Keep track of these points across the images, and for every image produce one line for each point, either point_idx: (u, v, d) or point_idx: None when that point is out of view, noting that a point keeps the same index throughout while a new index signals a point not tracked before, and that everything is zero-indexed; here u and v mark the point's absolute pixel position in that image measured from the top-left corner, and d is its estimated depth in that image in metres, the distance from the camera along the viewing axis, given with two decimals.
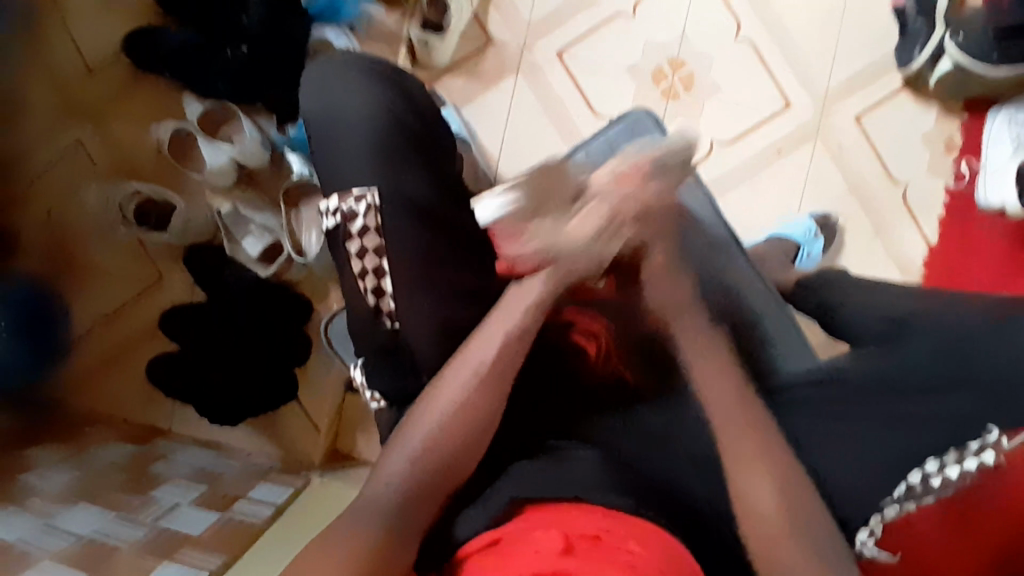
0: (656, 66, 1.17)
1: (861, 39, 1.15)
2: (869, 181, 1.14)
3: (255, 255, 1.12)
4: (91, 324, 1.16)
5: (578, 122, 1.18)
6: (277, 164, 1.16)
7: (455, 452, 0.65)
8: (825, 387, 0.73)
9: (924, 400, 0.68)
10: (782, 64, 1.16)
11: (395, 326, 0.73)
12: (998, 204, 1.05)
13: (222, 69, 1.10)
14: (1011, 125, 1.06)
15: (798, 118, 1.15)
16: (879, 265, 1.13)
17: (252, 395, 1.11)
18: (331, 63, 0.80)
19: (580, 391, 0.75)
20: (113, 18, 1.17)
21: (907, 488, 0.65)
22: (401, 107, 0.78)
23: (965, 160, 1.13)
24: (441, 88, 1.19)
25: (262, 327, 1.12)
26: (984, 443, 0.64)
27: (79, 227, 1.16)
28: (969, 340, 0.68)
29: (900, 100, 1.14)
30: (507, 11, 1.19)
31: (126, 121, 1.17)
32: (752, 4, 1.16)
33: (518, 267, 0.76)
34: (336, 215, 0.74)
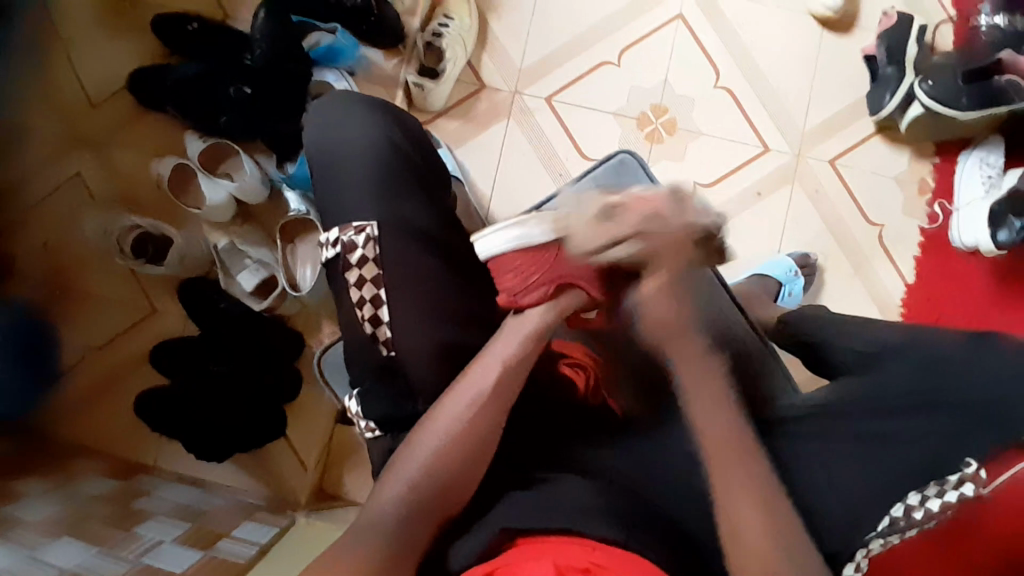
0: (640, 111, 1.22)
1: (835, 88, 1.21)
2: (846, 221, 1.19)
3: (250, 289, 1.14)
4: (82, 356, 1.16)
5: (567, 163, 1.22)
6: (275, 201, 1.19)
7: (450, 485, 0.66)
8: (818, 419, 0.74)
9: (907, 435, 0.71)
10: (760, 110, 1.21)
11: (391, 354, 0.74)
12: (971, 242, 1.10)
13: (225, 107, 1.13)
14: (983, 166, 1.13)
15: (778, 162, 1.20)
16: (862, 303, 1.16)
17: (240, 428, 1.11)
18: (332, 104, 0.83)
19: (573, 420, 0.77)
20: (118, 58, 1.21)
21: (890, 521, 0.68)
22: (401, 146, 0.81)
23: (938, 202, 1.17)
24: (435, 128, 1.23)
25: (256, 360, 1.13)
26: (964, 477, 0.68)
27: (77, 259, 1.18)
28: (946, 374, 0.72)
29: (875, 144, 1.19)
30: (499, 58, 1.25)
31: (127, 156, 1.20)
32: (731, 55, 1.22)
33: (521, 298, 0.76)
34: (335, 246, 0.76)
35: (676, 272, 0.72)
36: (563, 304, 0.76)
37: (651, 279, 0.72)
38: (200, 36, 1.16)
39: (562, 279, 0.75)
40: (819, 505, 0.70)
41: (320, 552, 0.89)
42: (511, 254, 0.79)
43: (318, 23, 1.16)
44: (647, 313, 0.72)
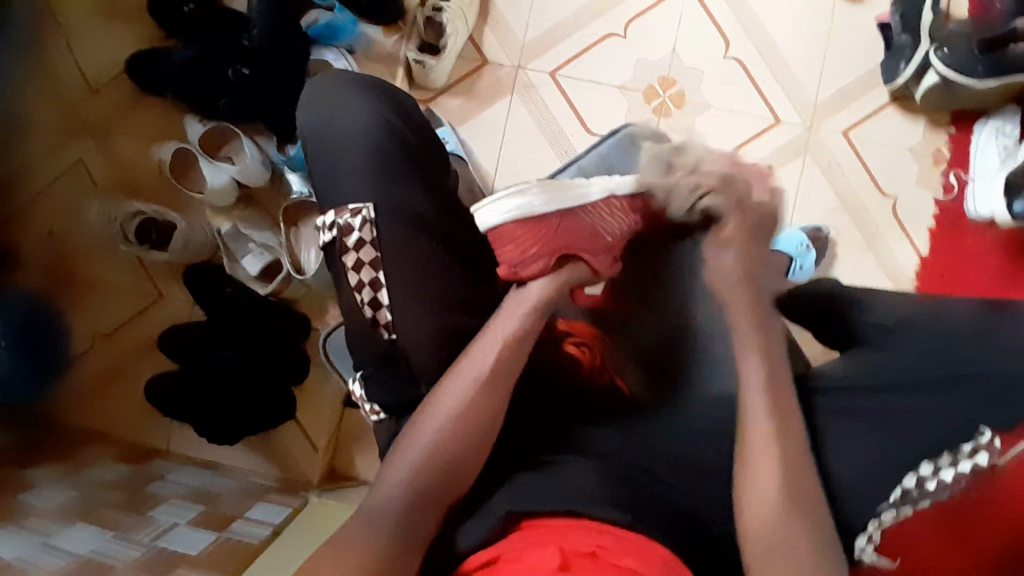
0: (648, 85, 1.20)
1: (848, 56, 1.17)
2: (859, 194, 1.16)
3: (255, 273, 1.13)
4: (90, 342, 1.17)
5: (572, 139, 1.20)
6: (278, 184, 1.18)
7: (455, 468, 0.66)
8: (828, 394, 0.73)
9: (922, 409, 0.69)
10: (770, 80, 1.18)
11: (392, 338, 0.73)
12: (987, 213, 1.07)
13: (223, 91, 1.12)
14: (999, 136, 1.10)
15: (788, 134, 1.17)
16: (874, 277, 1.14)
17: (250, 411, 1.12)
18: (330, 85, 0.81)
19: (580, 403, 0.76)
20: (115, 42, 1.19)
21: (903, 492, 0.68)
22: (399, 129, 0.79)
23: (954, 172, 1.14)
24: (437, 107, 1.21)
25: (260, 344, 1.13)
26: (978, 446, 0.68)
27: (82, 249, 1.18)
28: (959, 350, 0.70)
29: (888, 115, 1.16)
30: (501, 32, 1.22)
31: (127, 141, 1.19)
32: (739, 23, 1.19)
33: (521, 269, 0.79)
34: (331, 230, 0.75)
35: (751, 232, 0.80)
36: (564, 277, 0.79)
37: (725, 227, 0.80)
38: (198, 17, 1.14)
39: (559, 250, 0.81)
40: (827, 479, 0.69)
41: (332, 533, 0.89)
42: (512, 223, 0.83)
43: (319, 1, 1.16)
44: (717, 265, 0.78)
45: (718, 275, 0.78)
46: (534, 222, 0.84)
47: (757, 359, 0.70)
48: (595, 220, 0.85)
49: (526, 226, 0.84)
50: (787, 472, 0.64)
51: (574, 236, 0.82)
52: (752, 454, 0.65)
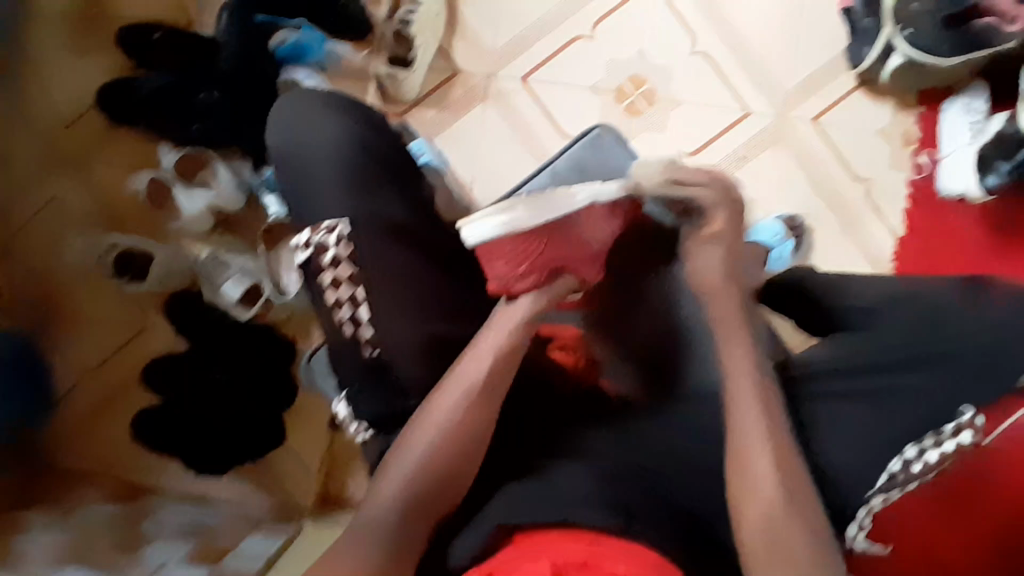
0: (619, 85, 1.20)
1: (814, 43, 1.18)
2: (834, 179, 1.17)
3: (236, 298, 1.12)
4: (78, 377, 1.15)
5: (548, 143, 1.20)
6: (255, 208, 1.17)
7: (447, 482, 0.66)
8: (820, 375, 0.72)
9: (909, 390, 0.69)
10: (739, 73, 1.19)
11: (376, 353, 0.72)
12: (958, 191, 1.08)
13: (194, 116, 1.11)
14: (968, 112, 1.11)
15: (759, 124, 1.18)
16: (852, 260, 1.15)
17: (241, 438, 1.12)
18: (296, 104, 0.80)
19: (566, 405, 0.76)
20: (85, 74, 1.18)
21: (890, 477, 0.68)
22: (370, 145, 0.78)
23: (925, 152, 1.15)
24: (411, 119, 1.21)
25: (250, 368, 1.12)
26: (960, 425, 0.69)
27: (59, 283, 1.13)
28: (943, 326, 0.70)
29: (858, 99, 1.17)
30: (471, 42, 1.22)
31: (105, 174, 1.18)
32: (705, 19, 1.19)
33: (513, 284, 0.76)
34: (307, 248, 0.74)
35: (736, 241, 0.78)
36: (552, 291, 0.78)
37: (711, 225, 0.78)
38: (167, 44, 1.14)
39: (553, 264, 0.77)
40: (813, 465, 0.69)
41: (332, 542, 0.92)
42: (503, 241, 0.74)
43: (285, 19, 1.11)
44: (698, 263, 0.78)
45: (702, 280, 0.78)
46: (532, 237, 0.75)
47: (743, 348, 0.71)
48: (581, 226, 0.78)
49: (521, 240, 0.75)
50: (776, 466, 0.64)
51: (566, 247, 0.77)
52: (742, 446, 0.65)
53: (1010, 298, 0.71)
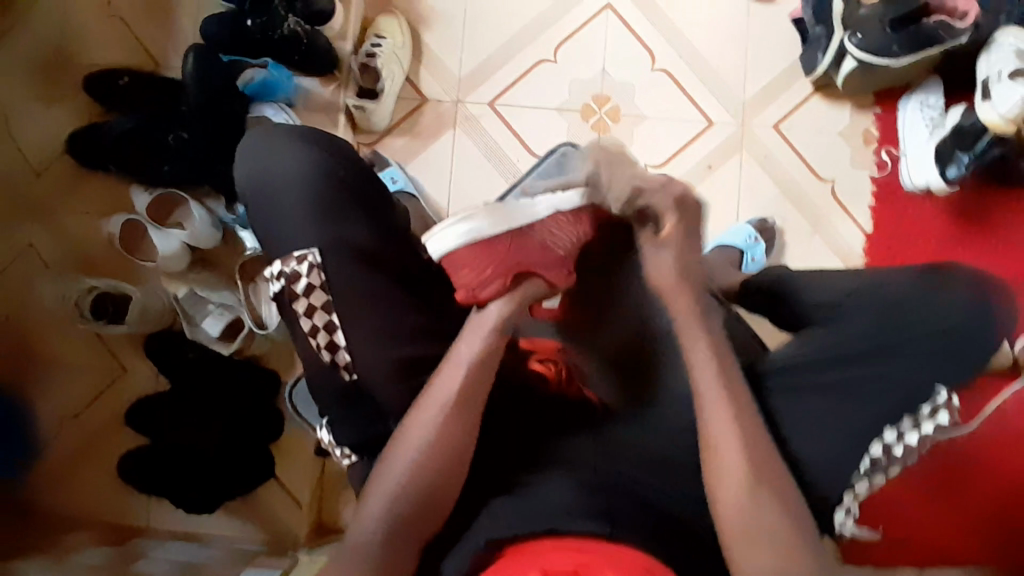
0: (584, 103, 1.23)
1: (769, 54, 1.22)
2: (798, 182, 1.19)
3: (216, 335, 1.11)
4: (59, 426, 1.14)
5: (518, 162, 1.22)
6: (229, 241, 1.18)
7: (429, 496, 0.65)
8: (785, 373, 0.73)
9: (881, 374, 0.71)
10: (699, 87, 1.22)
11: (354, 377, 0.73)
12: (923, 183, 1.12)
13: (166, 157, 1.11)
14: (923, 109, 1.14)
15: (721, 134, 1.21)
16: (824, 258, 1.17)
17: (229, 476, 1.10)
18: (264, 136, 0.78)
19: (547, 417, 0.76)
20: (54, 123, 1.19)
21: (872, 462, 0.70)
22: (337, 174, 0.76)
23: (885, 149, 1.18)
24: (383, 148, 1.23)
25: (233, 405, 1.11)
26: (937, 406, 0.70)
27: (38, 329, 1.14)
28: (907, 313, 0.73)
29: (815, 104, 1.21)
30: (437, 70, 1.25)
31: (77, 219, 1.18)
32: (662, 36, 1.23)
33: (478, 292, 0.74)
34: (279, 279, 0.73)
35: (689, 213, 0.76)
36: (520, 294, 0.75)
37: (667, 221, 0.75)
38: (132, 88, 1.14)
39: (516, 268, 0.75)
40: (790, 457, 0.70)
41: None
42: (464, 248, 0.78)
43: (250, 58, 1.11)
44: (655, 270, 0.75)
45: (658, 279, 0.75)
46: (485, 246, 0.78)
47: (705, 346, 0.70)
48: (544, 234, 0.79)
49: (477, 250, 0.78)
50: (747, 458, 0.65)
51: (529, 252, 0.77)
52: (717, 431, 0.66)
53: (963, 280, 0.75)
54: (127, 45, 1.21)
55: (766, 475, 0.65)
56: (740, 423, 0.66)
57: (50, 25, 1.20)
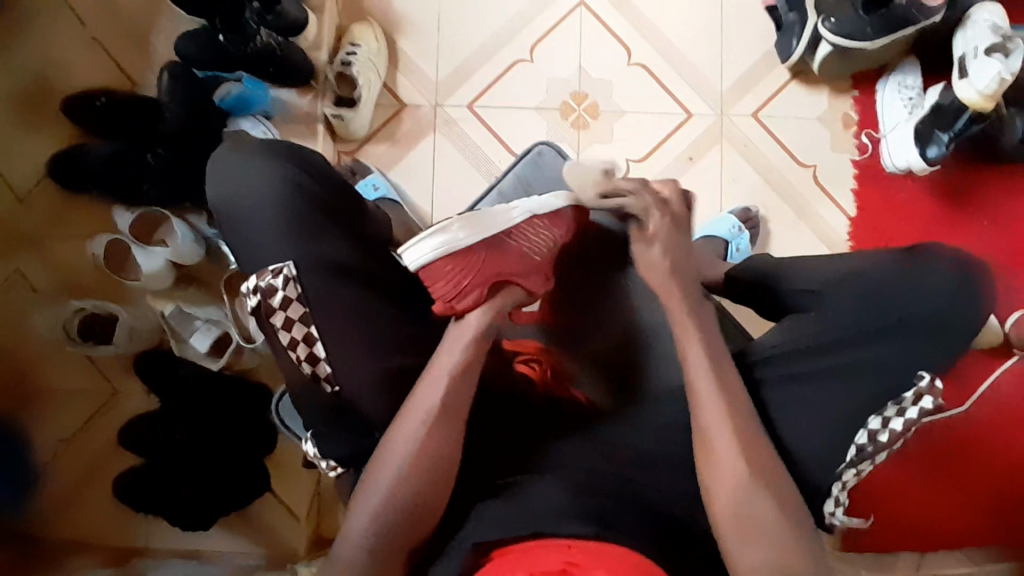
0: (562, 101, 1.22)
1: (745, 43, 1.22)
2: (781, 170, 1.19)
3: (204, 350, 1.11)
4: (53, 450, 1.13)
5: (499, 163, 1.22)
6: (215, 258, 1.18)
7: (417, 503, 0.65)
8: (772, 364, 0.73)
9: (862, 360, 0.70)
10: (677, 79, 1.22)
11: (336, 390, 0.73)
12: (904, 165, 1.12)
13: (145, 175, 1.09)
14: (901, 90, 1.14)
15: (701, 126, 1.21)
16: (810, 245, 1.17)
17: (225, 492, 1.09)
18: (235, 154, 0.78)
19: (533, 419, 0.76)
20: (32, 147, 1.19)
21: (857, 450, 0.69)
22: (312, 188, 0.77)
23: (865, 132, 1.18)
24: (364, 156, 1.23)
25: (226, 420, 1.10)
26: (920, 391, 0.69)
27: (34, 355, 1.15)
28: (886, 296, 0.72)
29: (793, 90, 1.20)
30: (414, 75, 1.24)
31: (60, 244, 1.18)
32: (637, 30, 1.23)
33: (456, 303, 0.74)
34: (255, 294, 0.71)
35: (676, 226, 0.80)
36: (499, 304, 0.75)
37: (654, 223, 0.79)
38: (108, 109, 1.13)
39: (496, 277, 0.75)
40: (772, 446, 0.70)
41: None
42: (442, 260, 0.75)
43: (225, 74, 1.12)
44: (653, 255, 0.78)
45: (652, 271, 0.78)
46: (463, 257, 0.75)
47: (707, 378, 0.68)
48: (521, 240, 0.78)
49: (455, 262, 0.75)
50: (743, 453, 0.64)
51: (506, 259, 0.76)
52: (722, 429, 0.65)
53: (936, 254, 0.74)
54: (104, 68, 1.21)
55: (756, 464, 0.64)
56: (729, 395, 0.67)
57: (24, 50, 1.20)
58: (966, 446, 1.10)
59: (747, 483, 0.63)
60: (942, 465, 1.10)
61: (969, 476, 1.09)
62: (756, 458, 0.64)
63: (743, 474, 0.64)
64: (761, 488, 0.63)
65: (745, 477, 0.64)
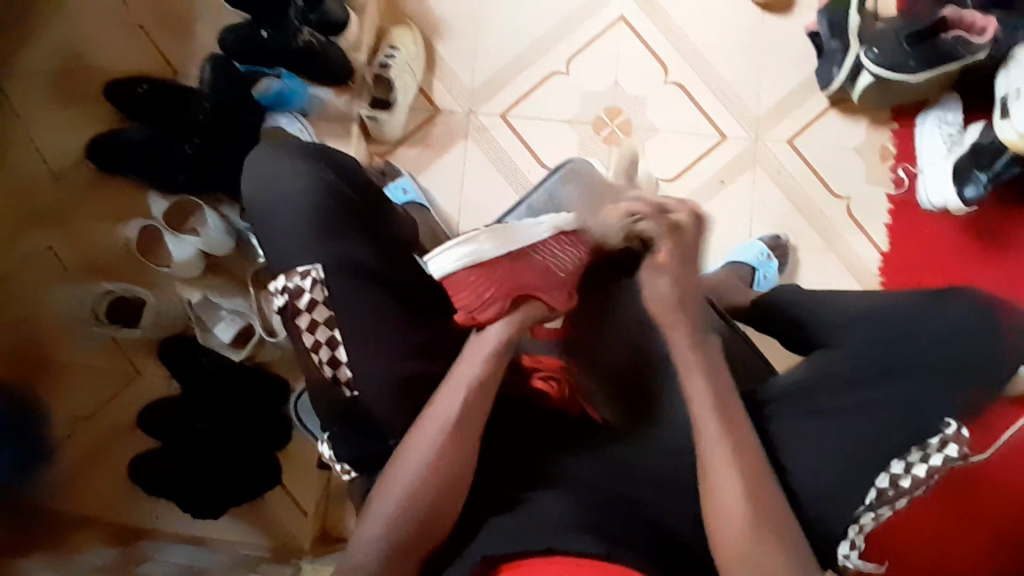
0: (595, 116, 1.22)
1: (784, 68, 1.21)
2: (812, 200, 1.18)
3: (227, 340, 1.15)
4: (72, 426, 1.15)
5: (528, 174, 1.22)
6: (244, 250, 1.18)
7: (429, 515, 0.65)
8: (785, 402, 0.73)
9: (884, 401, 0.70)
10: (711, 100, 1.21)
11: (354, 395, 0.73)
12: (941, 203, 1.10)
13: (182, 165, 1.12)
14: (942, 125, 1.13)
15: (734, 149, 1.20)
16: (838, 276, 1.16)
17: (237, 482, 1.11)
18: (269, 152, 0.79)
19: (547, 437, 0.75)
20: (75, 129, 1.21)
21: (878, 494, 0.68)
22: (342, 191, 0.78)
23: (902, 166, 1.17)
24: (395, 157, 1.24)
25: (242, 411, 1.12)
26: (946, 438, 0.68)
27: (58, 332, 1.16)
28: (912, 335, 0.72)
29: (830, 119, 1.19)
30: (449, 81, 1.25)
31: (93, 226, 1.21)
32: (676, 50, 1.22)
33: (478, 314, 0.73)
34: (283, 294, 0.73)
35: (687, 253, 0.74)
36: (518, 319, 0.74)
37: (658, 254, 0.74)
38: (149, 97, 1.15)
39: (519, 290, 0.74)
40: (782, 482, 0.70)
41: None
42: (463, 272, 0.75)
43: (264, 69, 1.12)
44: (654, 291, 0.74)
45: (657, 299, 0.73)
46: (491, 265, 0.75)
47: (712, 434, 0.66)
48: (546, 256, 0.78)
49: (480, 272, 0.75)
50: (747, 490, 0.64)
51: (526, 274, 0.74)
52: (719, 480, 0.64)
53: (960, 298, 0.74)
54: (148, 57, 1.24)
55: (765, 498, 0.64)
56: (707, 460, 0.65)
57: (71, 33, 1.23)
58: (986, 494, 1.08)
59: (761, 522, 0.63)
60: (962, 513, 1.08)
61: (990, 526, 1.07)
62: (763, 498, 0.64)
63: (755, 509, 0.63)
64: (772, 526, 0.63)
65: (757, 516, 0.63)
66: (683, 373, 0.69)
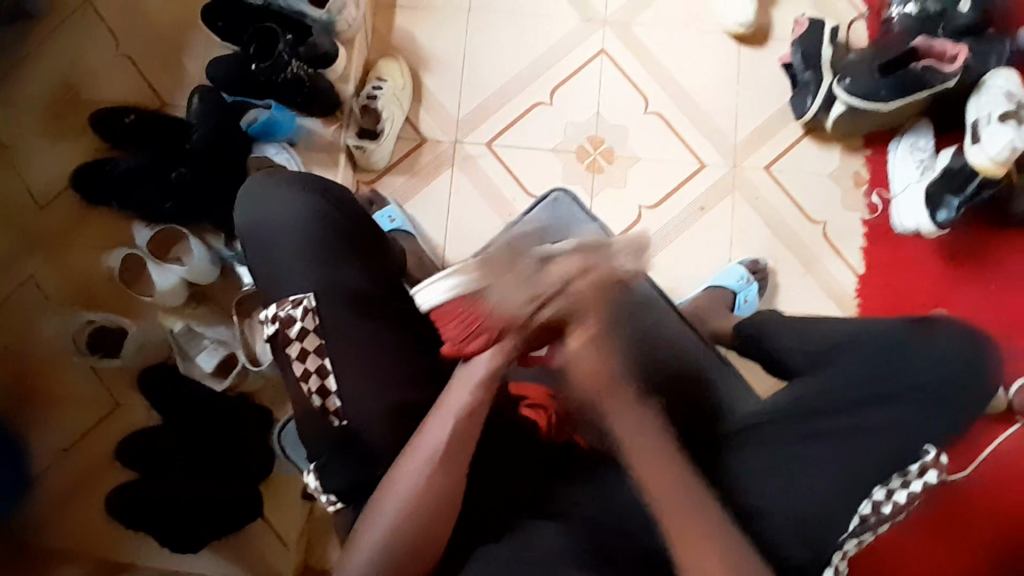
0: (579, 145, 1.25)
1: (760, 97, 1.25)
2: (791, 225, 1.21)
3: (210, 369, 1.12)
4: (49, 461, 1.13)
5: (514, 203, 1.24)
6: (230, 277, 1.19)
7: (414, 545, 0.65)
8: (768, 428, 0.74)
9: (867, 429, 0.72)
10: (689, 126, 1.24)
11: (343, 423, 0.72)
12: (914, 226, 1.14)
13: (168, 193, 1.12)
14: (913, 151, 1.16)
15: (714, 176, 1.23)
16: (818, 298, 1.18)
17: (220, 516, 1.09)
18: (263, 181, 0.80)
19: (538, 462, 0.75)
20: (60, 159, 1.21)
21: (861, 520, 0.69)
22: (334, 220, 0.78)
23: (876, 192, 1.20)
24: (382, 186, 1.25)
25: (227, 443, 1.11)
26: (925, 465, 0.70)
27: (43, 363, 1.15)
28: (897, 370, 0.74)
29: (806, 146, 1.23)
30: (436, 111, 1.27)
31: (77, 254, 1.19)
32: (656, 81, 1.26)
33: (465, 345, 0.72)
34: (273, 323, 0.73)
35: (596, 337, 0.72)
36: (509, 346, 0.72)
37: (577, 331, 0.72)
38: (137, 126, 1.16)
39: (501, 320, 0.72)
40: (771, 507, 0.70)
41: None
42: (449, 304, 0.74)
43: (253, 99, 1.13)
44: (578, 364, 0.72)
45: (587, 374, 0.72)
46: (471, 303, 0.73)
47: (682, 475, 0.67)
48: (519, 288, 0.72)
49: (461, 307, 0.74)
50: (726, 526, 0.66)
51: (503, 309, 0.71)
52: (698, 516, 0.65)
53: (950, 336, 0.76)
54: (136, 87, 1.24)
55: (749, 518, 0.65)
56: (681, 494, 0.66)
57: (60, 64, 1.24)
58: (969, 512, 1.08)
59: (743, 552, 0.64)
60: (948, 531, 1.08)
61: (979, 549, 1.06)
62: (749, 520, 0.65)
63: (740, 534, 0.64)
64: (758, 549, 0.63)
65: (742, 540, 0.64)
66: (627, 444, 0.69)
